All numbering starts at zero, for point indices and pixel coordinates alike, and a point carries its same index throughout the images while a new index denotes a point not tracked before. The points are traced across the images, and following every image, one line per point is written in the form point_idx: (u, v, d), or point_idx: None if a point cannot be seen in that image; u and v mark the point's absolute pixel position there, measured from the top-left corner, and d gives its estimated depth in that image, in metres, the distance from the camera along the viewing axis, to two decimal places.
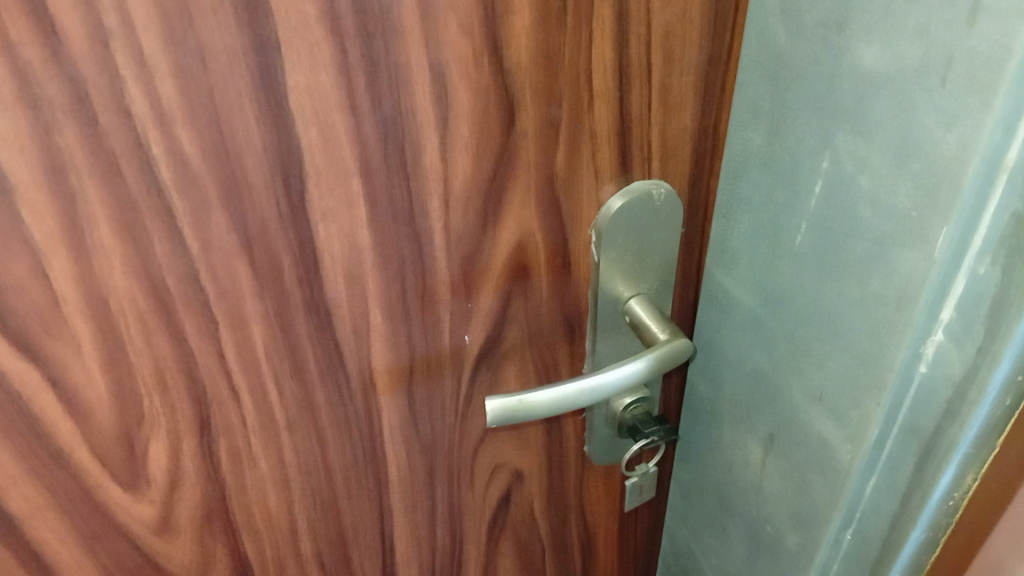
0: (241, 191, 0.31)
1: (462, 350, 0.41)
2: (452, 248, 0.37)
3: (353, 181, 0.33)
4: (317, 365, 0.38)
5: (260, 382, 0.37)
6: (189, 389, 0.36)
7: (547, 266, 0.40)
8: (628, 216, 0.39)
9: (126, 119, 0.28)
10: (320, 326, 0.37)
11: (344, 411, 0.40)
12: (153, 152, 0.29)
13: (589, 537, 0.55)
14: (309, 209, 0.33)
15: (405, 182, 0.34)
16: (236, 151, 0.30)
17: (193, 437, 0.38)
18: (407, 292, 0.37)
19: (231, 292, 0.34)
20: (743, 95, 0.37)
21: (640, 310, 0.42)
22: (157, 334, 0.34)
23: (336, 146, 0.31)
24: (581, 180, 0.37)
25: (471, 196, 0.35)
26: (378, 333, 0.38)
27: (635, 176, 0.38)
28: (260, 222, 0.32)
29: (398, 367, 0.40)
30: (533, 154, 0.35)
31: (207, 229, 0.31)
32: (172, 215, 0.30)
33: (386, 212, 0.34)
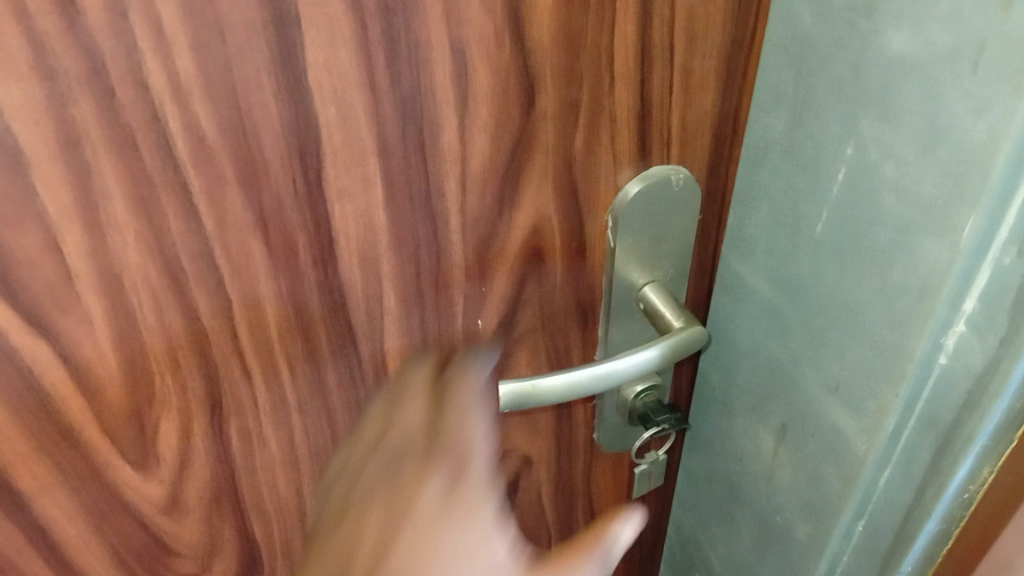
0: (257, 169, 0.31)
1: (475, 334, 0.41)
2: (467, 230, 0.37)
3: (370, 160, 0.32)
4: (328, 345, 0.38)
5: (272, 362, 0.37)
6: (200, 368, 0.36)
7: (562, 251, 0.39)
8: (646, 201, 0.38)
9: (143, 93, 0.27)
10: (333, 307, 0.36)
11: (355, 394, 0.41)
12: (169, 127, 0.28)
13: None
14: (325, 189, 0.32)
15: (422, 163, 0.33)
16: (254, 128, 0.30)
17: (203, 417, 0.38)
18: (421, 274, 0.37)
19: (245, 271, 0.33)
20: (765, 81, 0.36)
21: (655, 297, 0.42)
22: (170, 313, 0.33)
23: (354, 125, 0.31)
24: (599, 164, 0.37)
25: (488, 179, 0.35)
26: (392, 317, 0.38)
27: (654, 161, 0.38)
28: (275, 200, 0.32)
29: (409, 350, 0.40)
30: (552, 137, 0.35)
31: (223, 206, 0.31)
32: (186, 192, 0.30)
33: (403, 193, 0.34)
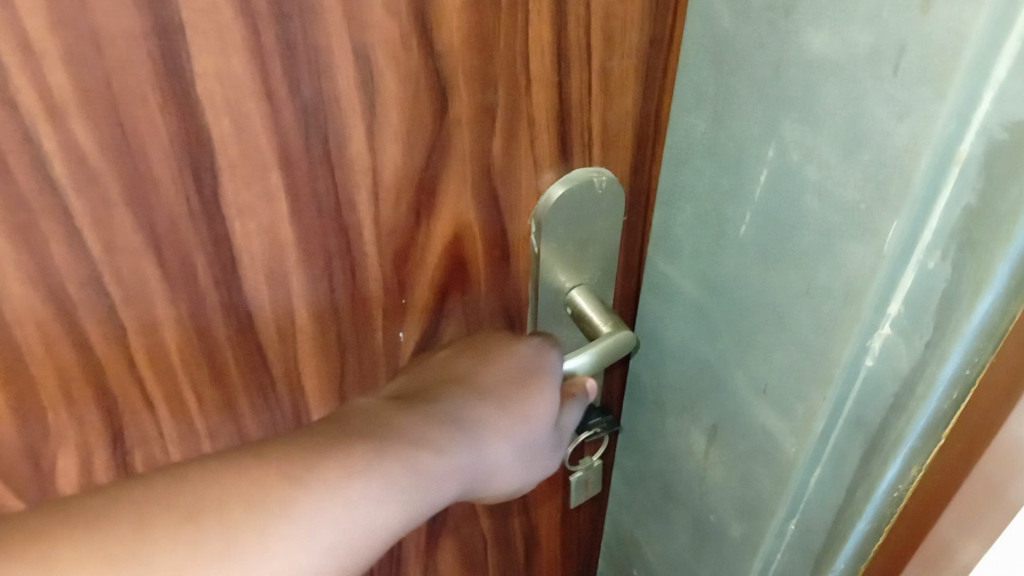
0: (147, 188, 0.28)
1: (397, 348, 0.40)
2: (383, 242, 0.35)
3: (272, 173, 0.30)
4: (239, 368, 0.36)
5: (178, 390, 0.35)
6: (97, 400, 0.33)
7: (484, 259, 0.38)
8: (570, 205, 0.37)
9: (11, 110, 0.24)
10: (240, 328, 0.34)
11: (271, 416, 0.38)
12: (44, 146, 0.26)
13: (532, 527, 0.54)
14: (224, 205, 0.30)
15: (329, 175, 0.31)
16: (140, 145, 0.27)
17: (105, 450, 0.35)
18: (336, 290, 0.35)
19: (141, 296, 0.31)
20: (685, 81, 0.35)
21: (582, 301, 0.41)
22: (59, 345, 0.31)
23: (252, 137, 0.29)
24: (519, 168, 0.35)
25: (402, 188, 0.33)
26: (305, 334, 0.36)
27: (575, 164, 0.36)
28: (169, 220, 0.29)
29: (327, 368, 0.38)
30: (468, 143, 0.33)
31: (110, 229, 0.29)
32: (68, 216, 0.27)
33: (310, 206, 0.32)
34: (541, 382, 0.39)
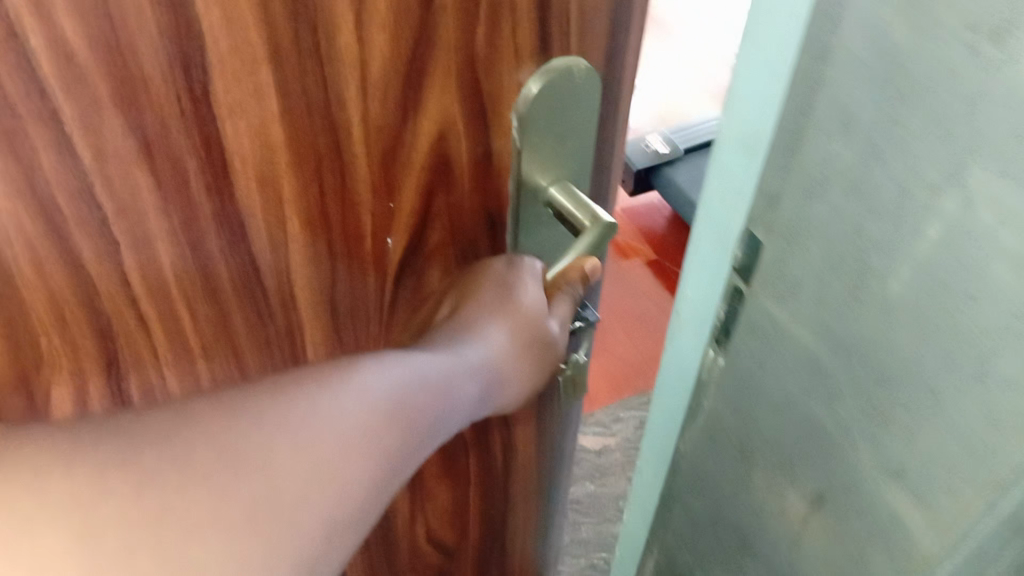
0: (138, 88, 0.22)
1: (384, 257, 0.33)
2: (370, 143, 0.29)
3: (263, 70, 0.24)
4: (236, 304, 0.30)
5: (176, 322, 0.29)
6: (92, 325, 0.27)
7: (468, 160, 0.33)
8: (550, 101, 0.32)
9: None
10: (234, 253, 0.28)
11: (270, 348, 0.32)
12: (25, 38, 0.20)
13: (509, 443, 0.46)
14: (213, 106, 0.24)
15: (319, 69, 0.25)
16: (129, 40, 0.21)
17: (103, 397, 0.28)
18: (325, 196, 0.29)
19: (134, 213, 0.25)
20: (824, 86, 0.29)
21: (560, 198, 0.35)
22: (49, 265, 0.24)
23: (244, 27, 0.23)
24: (501, 61, 0.30)
25: (391, 82, 0.28)
26: (299, 250, 0.30)
27: (553, 54, 0.31)
28: (161, 125, 0.23)
29: (319, 286, 0.32)
30: (454, 31, 0.28)
31: (100, 135, 0.22)
32: (55, 118, 0.21)
33: (302, 107, 0.26)
34: (515, 286, 0.36)
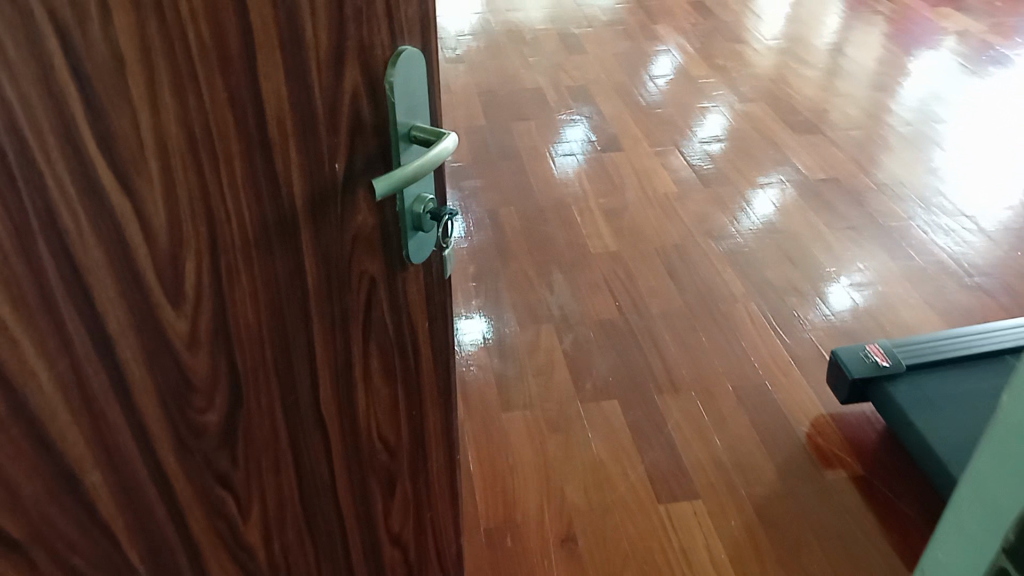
0: (228, 62, 0.48)
1: (337, 174, 0.58)
2: (325, 98, 0.55)
3: (278, 53, 0.51)
4: (268, 194, 0.54)
5: (237, 205, 0.52)
6: (205, 215, 0.51)
7: (369, 114, 0.58)
8: (403, 75, 0.59)
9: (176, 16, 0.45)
10: (266, 160, 0.53)
11: (282, 228, 0.56)
12: (190, 35, 0.46)
13: (413, 331, 0.74)
14: (257, 71, 0.50)
15: (296, 49, 0.52)
16: (223, 31, 0.47)
17: (209, 258, 0.52)
18: (304, 131, 0.55)
19: (221, 136, 0.49)
20: None
21: (420, 130, 0.61)
22: (186, 172, 0.48)
23: (269, 29, 0.50)
24: (375, 47, 0.57)
25: (324, 56, 0.54)
26: (295, 163, 0.55)
27: (400, 42, 0.58)
28: (237, 86, 0.49)
29: (304, 189, 0.56)
30: (354, 28, 0.54)
31: (214, 88, 0.48)
32: (195, 79, 0.47)
33: (291, 71, 0.52)
34: None
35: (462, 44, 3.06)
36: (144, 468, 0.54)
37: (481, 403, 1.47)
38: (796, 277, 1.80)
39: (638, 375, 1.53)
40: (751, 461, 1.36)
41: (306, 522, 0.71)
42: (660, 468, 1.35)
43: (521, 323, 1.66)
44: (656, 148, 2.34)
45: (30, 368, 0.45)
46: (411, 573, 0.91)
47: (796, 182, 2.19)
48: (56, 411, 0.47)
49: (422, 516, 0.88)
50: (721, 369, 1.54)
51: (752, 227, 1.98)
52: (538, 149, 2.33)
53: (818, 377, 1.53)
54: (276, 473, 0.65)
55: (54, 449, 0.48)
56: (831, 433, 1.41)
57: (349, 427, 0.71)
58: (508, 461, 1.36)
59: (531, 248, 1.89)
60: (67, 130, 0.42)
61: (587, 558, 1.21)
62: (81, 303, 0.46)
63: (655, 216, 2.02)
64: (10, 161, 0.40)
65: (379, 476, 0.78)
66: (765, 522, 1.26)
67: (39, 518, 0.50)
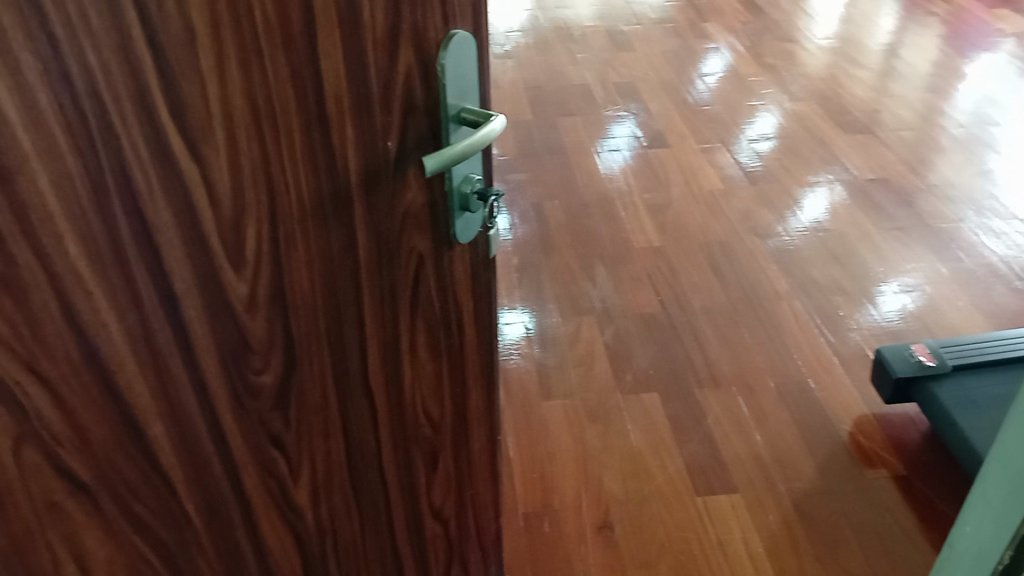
0: (291, 39, 0.50)
1: (390, 151, 0.59)
2: (381, 77, 0.56)
3: (336, 32, 0.52)
4: (325, 168, 0.56)
5: (295, 176, 0.54)
6: (265, 185, 0.53)
7: (422, 94, 0.59)
8: (453, 57, 0.59)
9: None
10: (324, 135, 0.54)
11: (337, 201, 0.58)
12: (256, 11, 0.47)
13: (458, 310, 0.76)
14: (318, 48, 0.51)
15: (354, 29, 0.53)
16: (286, 9, 0.49)
17: (268, 225, 0.54)
18: (360, 109, 0.56)
19: (281, 110, 0.51)
20: None
21: (469, 112, 0.62)
22: (248, 142, 0.51)
23: (329, 8, 0.51)
24: (430, 29, 0.57)
25: (381, 37, 0.54)
26: (351, 139, 0.56)
27: (453, 25, 0.59)
28: (298, 63, 0.51)
29: (358, 164, 0.58)
30: (409, 10, 0.55)
31: (277, 63, 0.50)
32: (259, 54, 0.49)
33: (349, 51, 0.53)
34: None
35: (511, 40, 3.08)
36: (203, 418, 0.58)
37: (521, 391, 1.49)
38: (841, 276, 1.78)
39: (678, 368, 1.53)
40: (791, 456, 1.36)
41: (352, 488, 0.74)
42: (698, 460, 1.35)
43: (562, 314, 1.67)
44: (702, 146, 2.34)
45: (101, 319, 0.49)
46: (451, 548, 0.93)
47: (845, 181, 2.16)
48: (125, 360, 0.51)
49: (463, 492, 0.90)
50: (762, 365, 1.54)
51: (800, 226, 1.96)
52: (584, 145, 2.34)
53: (862, 377, 1.51)
54: (325, 437, 0.68)
55: (122, 398, 0.52)
56: (874, 433, 1.39)
57: (394, 399, 0.74)
58: (547, 447, 1.38)
59: (575, 241, 1.91)
60: (141, 98, 0.45)
61: (623, 545, 1.22)
62: (151, 260, 0.49)
63: (700, 213, 2.01)
64: (90, 124, 0.43)
65: (422, 449, 0.81)
66: (802, 516, 1.26)
67: (106, 462, 0.54)
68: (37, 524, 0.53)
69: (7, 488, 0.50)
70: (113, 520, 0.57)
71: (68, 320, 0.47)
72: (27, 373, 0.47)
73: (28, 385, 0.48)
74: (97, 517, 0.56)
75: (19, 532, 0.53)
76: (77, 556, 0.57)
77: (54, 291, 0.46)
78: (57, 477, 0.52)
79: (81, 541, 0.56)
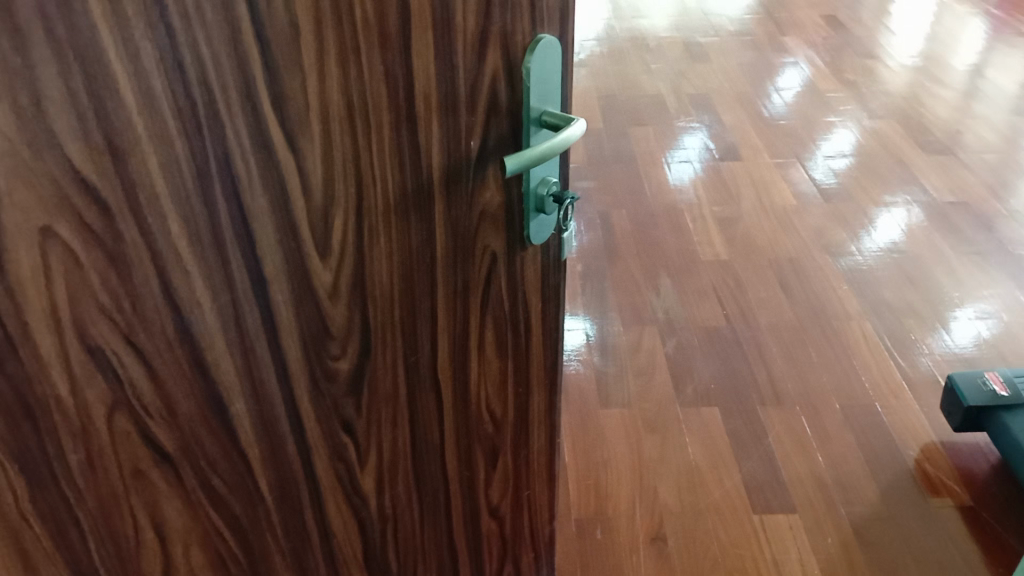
0: (386, 38, 0.51)
1: (472, 151, 0.61)
2: (468, 77, 0.57)
3: (428, 32, 0.53)
4: (411, 164, 0.57)
5: (382, 171, 0.56)
6: (354, 178, 0.55)
7: (506, 96, 0.60)
8: (538, 61, 0.60)
9: None
10: (411, 132, 0.56)
11: (419, 197, 0.59)
12: (356, 10, 0.49)
13: (527, 311, 0.76)
14: (411, 47, 0.53)
15: (446, 30, 0.54)
16: (383, 8, 0.50)
17: (354, 217, 0.56)
18: (447, 108, 0.57)
19: (373, 106, 0.53)
20: None
21: (550, 115, 0.62)
22: (340, 135, 0.52)
23: (423, 9, 0.52)
24: (517, 33, 0.58)
25: (471, 39, 0.56)
26: (437, 137, 0.58)
27: (540, 30, 0.60)
28: (392, 60, 0.52)
29: (441, 162, 0.59)
30: (499, 13, 0.56)
31: (372, 60, 0.51)
32: (356, 51, 0.50)
33: (441, 51, 0.55)
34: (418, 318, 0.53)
35: (585, 48, 3.09)
36: (281, 398, 0.60)
37: (580, 398, 1.49)
38: (916, 300, 1.73)
39: (740, 384, 1.51)
40: (854, 481, 1.32)
41: (415, 479, 0.76)
42: (757, 478, 1.33)
43: (625, 323, 1.67)
44: (775, 160, 2.30)
45: (196, 298, 0.51)
46: (505, 547, 0.94)
47: (924, 203, 2.10)
48: (214, 339, 0.54)
49: (520, 492, 0.91)
50: (828, 386, 1.51)
51: (874, 247, 1.92)
52: (654, 155, 2.33)
53: (933, 405, 1.46)
54: (393, 426, 0.70)
55: (208, 374, 0.55)
56: (941, 462, 1.35)
57: (460, 394, 0.75)
58: (603, 454, 1.38)
59: (640, 250, 1.90)
60: (247, 88, 0.47)
61: (676, 558, 1.21)
62: (245, 244, 0.52)
63: (770, 228, 1.98)
64: (197, 112, 0.46)
65: (483, 446, 0.82)
66: (862, 542, 1.23)
67: (190, 434, 0.57)
68: (124, 489, 0.56)
69: (99, 452, 0.53)
70: (192, 491, 0.60)
71: (165, 296, 0.50)
72: (125, 344, 0.50)
73: (125, 355, 0.50)
74: (177, 485, 0.58)
75: (107, 496, 0.55)
76: (157, 524, 0.59)
77: (155, 268, 0.49)
78: (144, 445, 0.55)
79: (162, 507, 0.58)
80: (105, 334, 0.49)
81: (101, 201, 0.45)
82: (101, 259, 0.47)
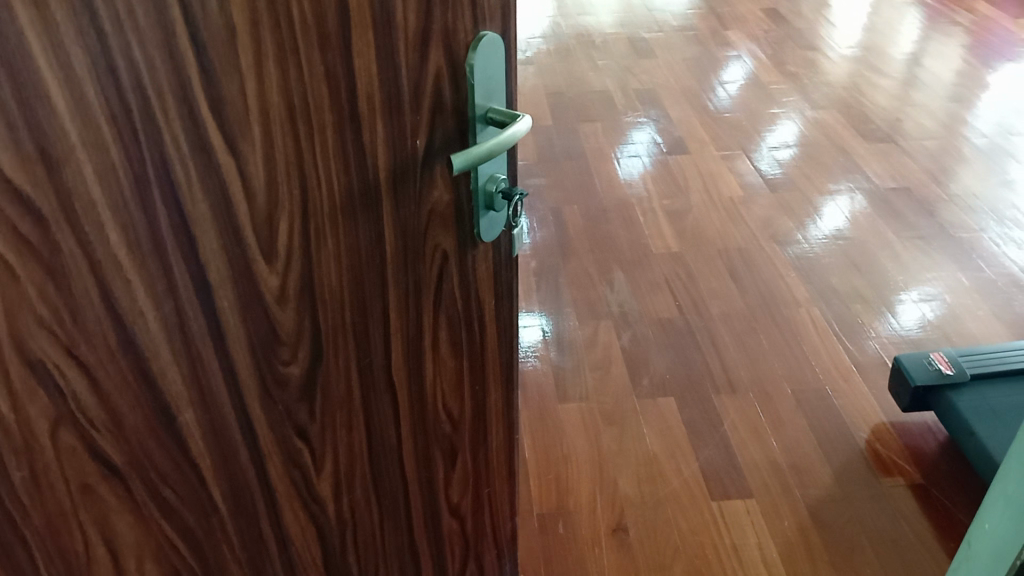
0: (326, 38, 0.51)
1: (418, 150, 0.60)
2: (411, 76, 0.57)
3: (369, 32, 0.53)
4: (356, 164, 0.57)
5: (326, 172, 0.55)
6: (297, 180, 0.54)
7: (450, 94, 0.60)
8: (482, 59, 0.60)
9: None
10: (355, 132, 0.55)
11: (365, 197, 0.59)
12: (293, 11, 0.48)
13: (480, 309, 0.76)
14: (351, 46, 0.52)
15: (387, 29, 0.54)
16: (321, 8, 0.50)
17: (300, 220, 0.56)
18: (390, 107, 0.57)
19: (315, 107, 0.52)
20: None
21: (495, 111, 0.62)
22: (281, 138, 0.52)
23: (363, 9, 0.52)
24: (460, 31, 0.58)
25: (412, 38, 0.55)
26: (381, 137, 0.57)
27: (482, 28, 0.60)
28: (332, 60, 0.52)
29: (386, 162, 0.59)
30: (439, 11, 0.56)
31: (312, 61, 0.51)
32: (296, 53, 0.50)
33: (382, 50, 0.54)
34: None
35: (532, 46, 3.10)
36: (232, 406, 0.59)
37: (537, 394, 1.50)
38: (862, 285, 1.78)
39: (695, 374, 1.53)
40: (807, 464, 1.35)
41: (373, 482, 0.76)
42: (714, 466, 1.35)
43: (580, 318, 1.68)
44: (722, 152, 2.34)
45: (138, 307, 0.50)
46: (468, 545, 0.94)
47: (866, 190, 2.15)
48: (159, 349, 0.53)
49: (480, 490, 0.91)
50: (780, 372, 1.54)
51: (820, 235, 1.96)
52: (604, 151, 2.35)
53: (881, 386, 1.50)
54: (348, 430, 0.69)
55: (155, 385, 0.54)
56: (891, 441, 1.39)
57: (416, 395, 0.75)
58: (563, 450, 1.39)
59: (593, 246, 1.91)
60: (183, 92, 0.46)
61: (637, 548, 1.22)
62: (187, 251, 0.51)
63: (719, 220, 2.01)
64: (133, 118, 0.45)
65: (441, 445, 0.82)
66: (817, 522, 1.26)
67: (138, 448, 0.55)
68: (72, 505, 0.55)
69: (44, 470, 0.52)
70: (143, 504, 0.58)
71: (106, 306, 0.49)
72: (66, 357, 0.49)
73: (66, 369, 0.49)
74: (128, 500, 0.57)
75: (53, 513, 0.54)
76: (107, 539, 0.58)
77: (95, 278, 0.48)
78: (91, 460, 0.54)
79: (112, 521, 0.57)
80: (45, 348, 0.48)
81: (35, 212, 0.44)
82: (39, 271, 0.45)
